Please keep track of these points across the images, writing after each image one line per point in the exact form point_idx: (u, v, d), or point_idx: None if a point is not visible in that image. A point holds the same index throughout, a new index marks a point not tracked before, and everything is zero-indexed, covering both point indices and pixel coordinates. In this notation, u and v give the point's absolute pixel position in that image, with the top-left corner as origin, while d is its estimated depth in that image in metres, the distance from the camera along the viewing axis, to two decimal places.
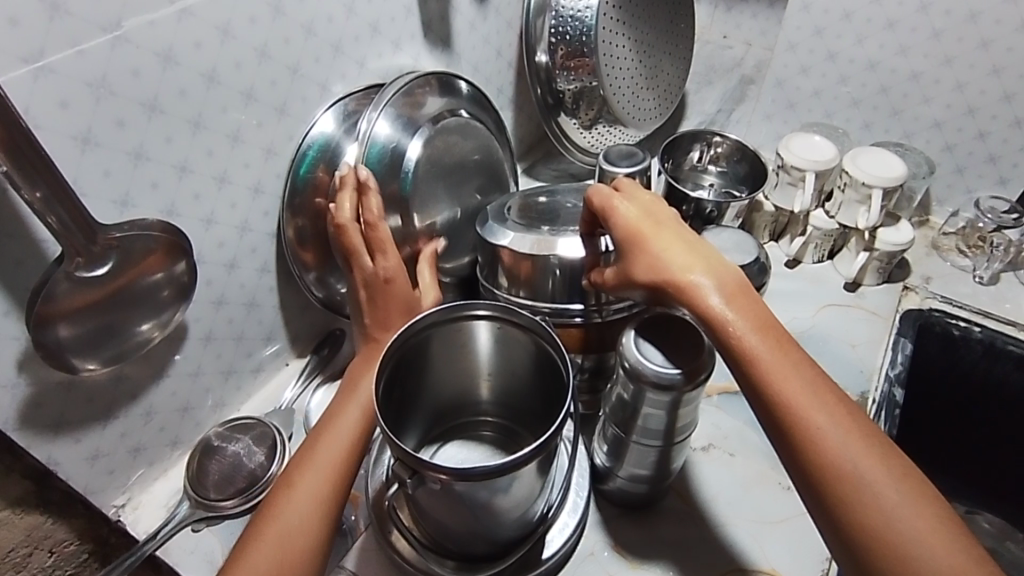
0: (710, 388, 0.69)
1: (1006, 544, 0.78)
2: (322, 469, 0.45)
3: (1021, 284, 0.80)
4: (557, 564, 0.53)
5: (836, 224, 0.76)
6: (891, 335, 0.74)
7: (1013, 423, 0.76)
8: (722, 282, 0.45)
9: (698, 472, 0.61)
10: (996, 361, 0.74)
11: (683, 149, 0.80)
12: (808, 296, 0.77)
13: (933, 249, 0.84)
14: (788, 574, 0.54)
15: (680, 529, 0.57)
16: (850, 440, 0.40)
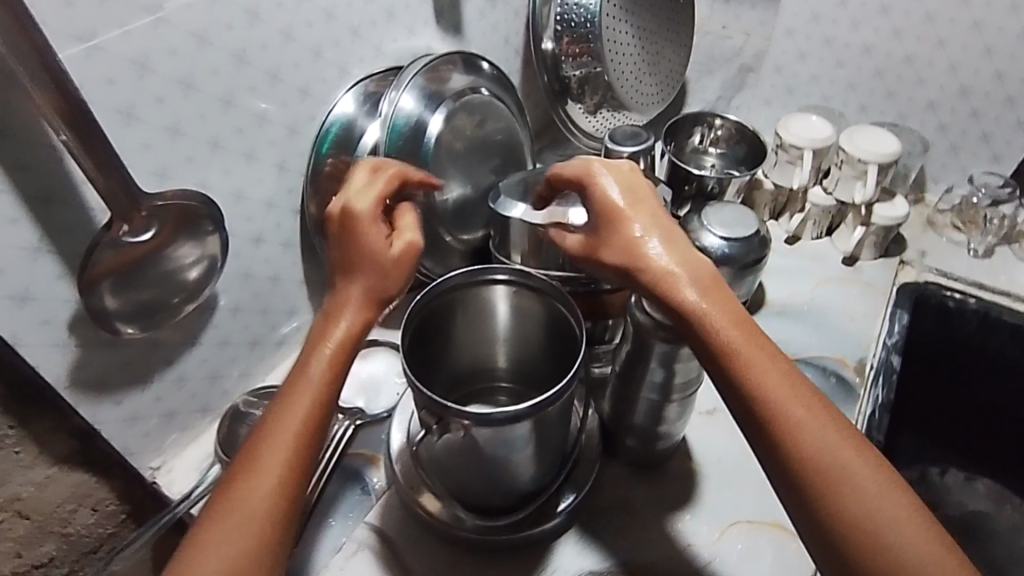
0: None
1: (1002, 508, 0.81)
2: (277, 461, 0.40)
3: (1015, 259, 0.83)
4: (573, 515, 0.56)
5: (834, 201, 0.79)
6: (888, 307, 0.77)
7: (1005, 390, 0.79)
8: (699, 273, 0.45)
9: (704, 433, 0.64)
10: (992, 331, 0.78)
11: (685, 132, 0.83)
12: (807, 271, 0.80)
13: (929, 225, 0.86)
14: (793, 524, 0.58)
15: (687, 486, 0.60)
16: (826, 435, 0.41)
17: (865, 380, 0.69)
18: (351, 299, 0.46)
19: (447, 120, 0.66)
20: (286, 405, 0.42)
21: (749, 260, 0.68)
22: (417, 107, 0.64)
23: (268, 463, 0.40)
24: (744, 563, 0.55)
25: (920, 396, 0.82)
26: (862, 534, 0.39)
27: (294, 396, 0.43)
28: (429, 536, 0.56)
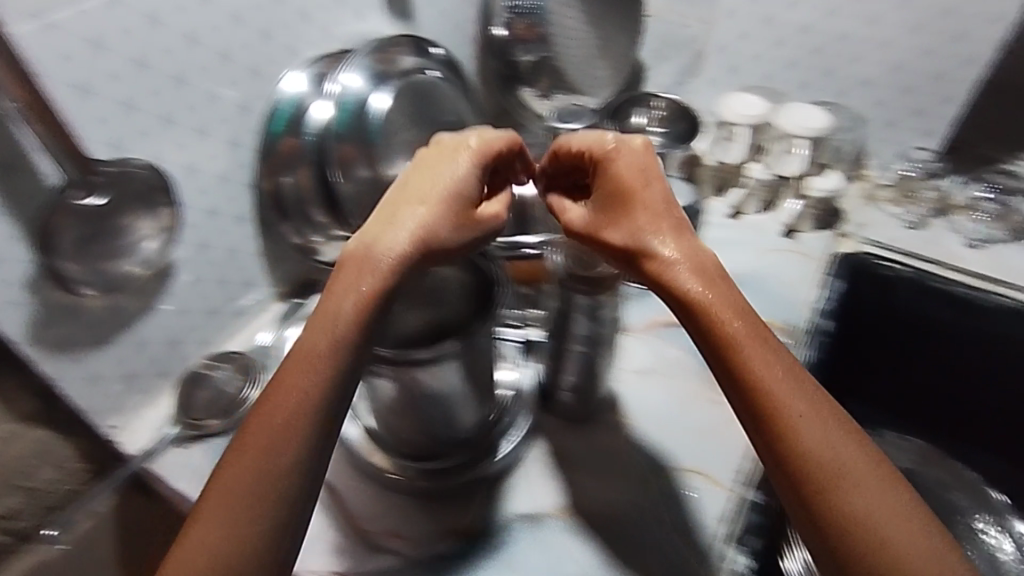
0: (654, 322, 0.76)
1: (923, 467, 0.85)
2: (293, 401, 0.41)
3: (949, 230, 0.86)
4: (510, 464, 0.61)
5: (774, 174, 0.85)
6: (822, 274, 0.81)
7: (935, 353, 0.83)
8: (699, 262, 0.45)
9: (637, 391, 0.68)
10: (928, 299, 0.82)
11: (626, 112, 0.85)
12: (749, 244, 0.84)
13: (869, 201, 0.90)
14: (714, 472, 0.62)
15: (614, 438, 0.64)
16: (831, 431, 0.40)
17: (798, 340, 0.73)
18: (404, 245, 0.45)
19: (394, 98, 0.70)
20: (306, 349, 0.42)
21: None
22: (364, 85, 0.68)
23: (270, 425, 0.40)
24: (670, 505, 0.59)
25: (858, 361, 0.86)
26: (868, 536, 0.37)
27: (302, 357, 0.42)
28: (375, 486, 0.60)
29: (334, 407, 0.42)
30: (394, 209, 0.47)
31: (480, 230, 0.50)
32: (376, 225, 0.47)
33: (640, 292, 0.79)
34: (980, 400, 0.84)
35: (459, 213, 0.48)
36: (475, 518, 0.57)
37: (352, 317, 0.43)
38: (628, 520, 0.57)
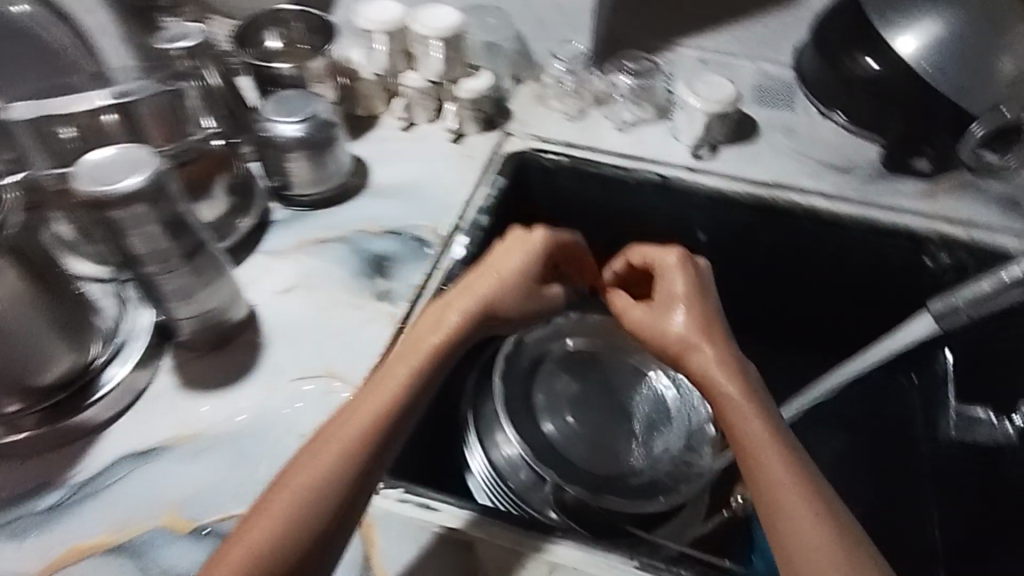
0: (306, 240, 0.79)
1: (608, 330, 0.97)
2: (343, 443, 0.51)
3: (601, 118, 0.96)
4: (116, 403, 0.64)
5: (426, 82, 0.90)
6: (487, 173, 0.89)
7: (593, 226, 0.97)
8: (719, 360, 0.59)
9: (278, 309, 0.73)
10: (580, 181, 0.92)
11: (260, 38, 0.88)
12: (417, 152, 0.90)
13: (539, 100, 0.98)
14: (339, 368, 0.68)
15: (246, 355, 0.69)
16: (803, 502, 0.49)
17: (442, 241, 0.80)
18: (473, 305, 0.62)
19: None
20: (369, 398, 0.55)
21: (319, 140, 0.78)
22: None
23: (341, 442, 0.52)
24: (288, 407, 0.65)
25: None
26: None
27: (365, 408, 0.54)
28: None
29: (363, 465, 0.51)
30: (462, 291, 0.64)
31: (536, 304, 0.66)
32: (454, 299, 0.63)
33: (294, 215, 0.82)
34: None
35: (523, 275, 0.65)
36: (74, 467, 0.61)
37: (428, 360, 0.58)
38: (258, 429, 0.63)
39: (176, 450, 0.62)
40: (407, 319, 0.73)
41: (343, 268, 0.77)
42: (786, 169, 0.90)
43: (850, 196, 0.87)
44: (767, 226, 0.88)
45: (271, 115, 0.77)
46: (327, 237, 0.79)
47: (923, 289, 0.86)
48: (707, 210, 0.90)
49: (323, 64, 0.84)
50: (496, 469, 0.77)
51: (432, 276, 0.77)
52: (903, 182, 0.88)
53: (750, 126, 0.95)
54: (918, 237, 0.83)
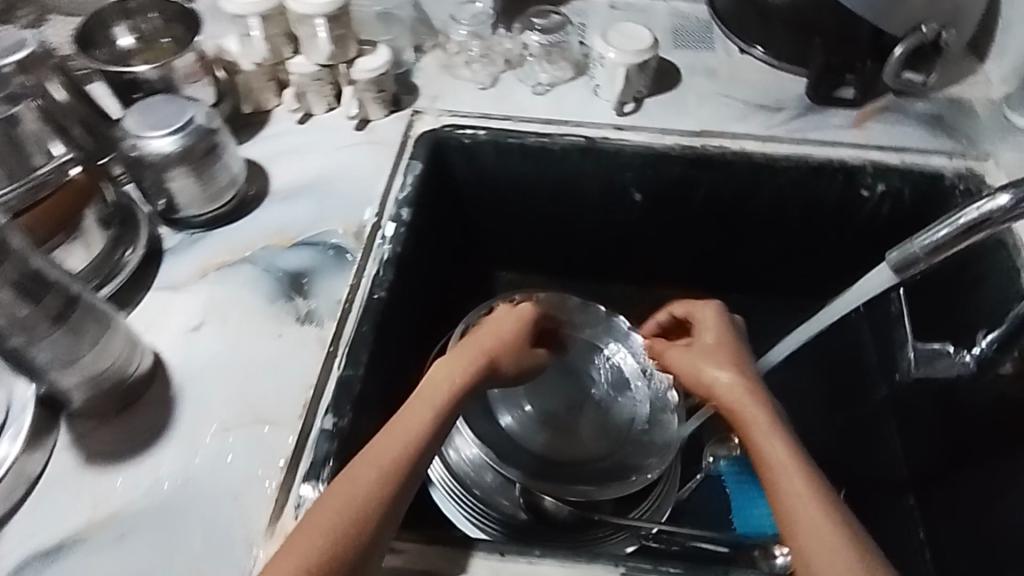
0: (207, 265, 0.70)
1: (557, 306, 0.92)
2: (384, 461, 0.55)
3: (516, 82, 0.89)
4: (8, 496, 0.55)
5: (314, 65, 0.79)
6: (404, 160, 0.80)
7: (527, 203, 0.90)
8: (740, 386, 0.63)
9: (187, 352, 0.64)
10: (506, 155, 0.85)
11: (112, 35, 0.77)
12: (319, 145, 0.81)
13: (445, 68, 0.90)
14: (270, 412, 0.60)
15: (159, 414, 0.60)
16: (821, 514, 0.52)
17: (364, 245, 0.72)
18: (482, 355, 0.65)
19: None
20: (405, 419, 0.58)
21: (201, 152, 0.68)
22: None
23: (381, 465, 0.54)
24: (217, 469, 0.57)
25: (468, 226, 0.92)
26: None
27: (400, 430, 0.57)
28: None
29: (404, 483, 0.54)
30: (469, 345, 0.66)
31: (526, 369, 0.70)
32: (470, 348, 0.66)
33: (188, 239, 0.72)
34: (572, 233, 0.94)
35: (521, 332, 0.70)
36: None
37: (450, 390, 0.61)
38: (185, 496, 0.56)
39: (90, 540, 0.54)
40: (337, 340, 0.65)
41: (256, 293, 0.68)
42: (714, 114, 0.86)
43: (781, 136, 0.84)
44: (703, 179, 0.84)
45: (137, 129, 0.66)
46: (232, 259, 0.70)
47: (860, 220, 0.85)
48: (640, 170, 0.85)
49: (188, 61, 0.72)
50: (458, 478, 0.74)
51: (358, 286, 0.69)
52: (832, 114, 0.86)
53: (672, 72, 0.90)
54: (853, 169, 0.81)
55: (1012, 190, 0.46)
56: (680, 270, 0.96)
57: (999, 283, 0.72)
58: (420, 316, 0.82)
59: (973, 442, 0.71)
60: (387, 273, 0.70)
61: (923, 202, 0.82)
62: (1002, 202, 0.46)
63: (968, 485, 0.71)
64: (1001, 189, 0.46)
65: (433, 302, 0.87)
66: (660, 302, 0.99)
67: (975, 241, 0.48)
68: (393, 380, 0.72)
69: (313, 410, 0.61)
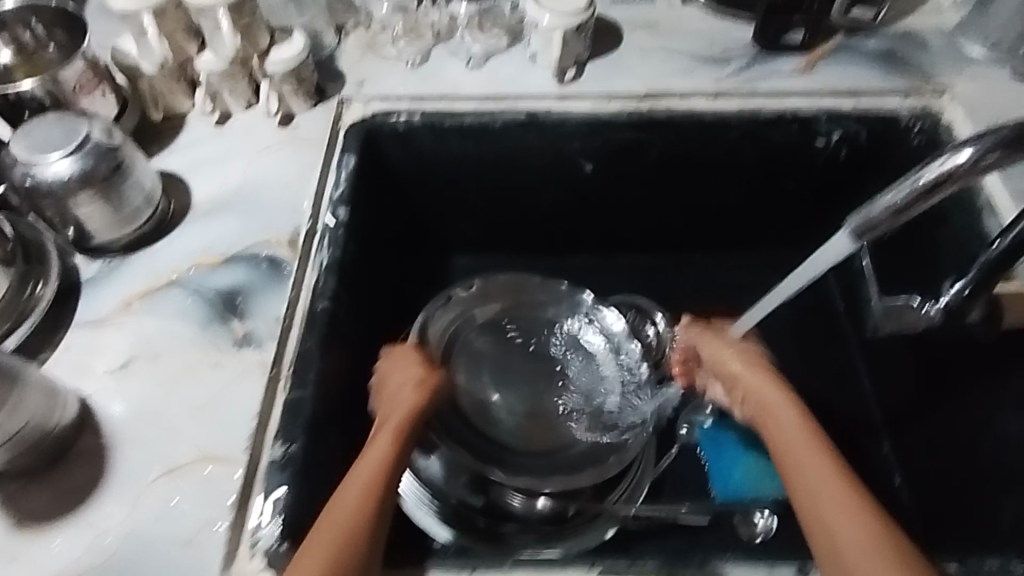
0: (130, 295, 0.65)
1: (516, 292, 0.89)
2: (362, 475, 0.54)
3: (447, 56, 0.83)
4: None
5: (224, 61, 0.72)
6: (335, 155, 0.75)
7: (474, 186, 0.85)
8: (762, 379, 0.64)
9: (118, 393, 0.59)
10: (443, 138, 0.80)
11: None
12: (240, 149, 0.75)
13: (369, 48, 0.83)
14: (213, 450, 0.56)
15: (93, 467, 0.56)
16: (837, 489, 0.52)
17: (300, 254, 0.67)
18: (410, 387, 0.65)
19: None
20: (371, 440, 0.58)
21: (104, 173, 0.62)
22: None
23: (361, 479, 0.54)
24: (163, 519, 0.53)
25: (413, 214, 0.87)
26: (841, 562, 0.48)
27: (370, 447, 0.57)
28: None
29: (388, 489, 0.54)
30: (410, 358, 0.68)
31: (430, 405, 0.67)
32: (394, 379, 0.66)
33: (106, 268, 0.67)
34: (525, 210, 0.89)
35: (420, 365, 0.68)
36: None
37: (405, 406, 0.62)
38: (129, 552, 0.52)
39: None
40: (279, 363, 0.61)
41: (186, 321, 0.63)
42: (658, 72, 0.81)
43: (731, 89, 0.79)
44: (655, 141, 0.80)
45: (35, 161, 0.61)
46: (157, 285, 0.65)
47: (816, 170, 0.82)
48: (588, 138, 0.80)
49: (75, 71, 0.66)
50: (425, 482, 0.70)
51: (298, 300, 0.65)
52: (782, 61, 0.81)
53: (612, 31, 0.85)
54: (806, 118, 0.78)
55: (973, 144, 0.42)
56: (642, 234, 0.91)
57: (964, 224, 0.68)
58: (371, 319, 0.77)
59: (946, 374, 0.68)
60: (329, 282, 0.66)
61: (882, 144, 0.79)
62: (964, 157, 0.42)
63: (945, 421, 0.68)
64: (961, 142, 0.43)
65: (383, 300, 0.82)
66: (624, 271, 0.94)
67: (936, 200, 0.45)
68: (349, 391, 0.69)
69: (261, 442, 0.57)
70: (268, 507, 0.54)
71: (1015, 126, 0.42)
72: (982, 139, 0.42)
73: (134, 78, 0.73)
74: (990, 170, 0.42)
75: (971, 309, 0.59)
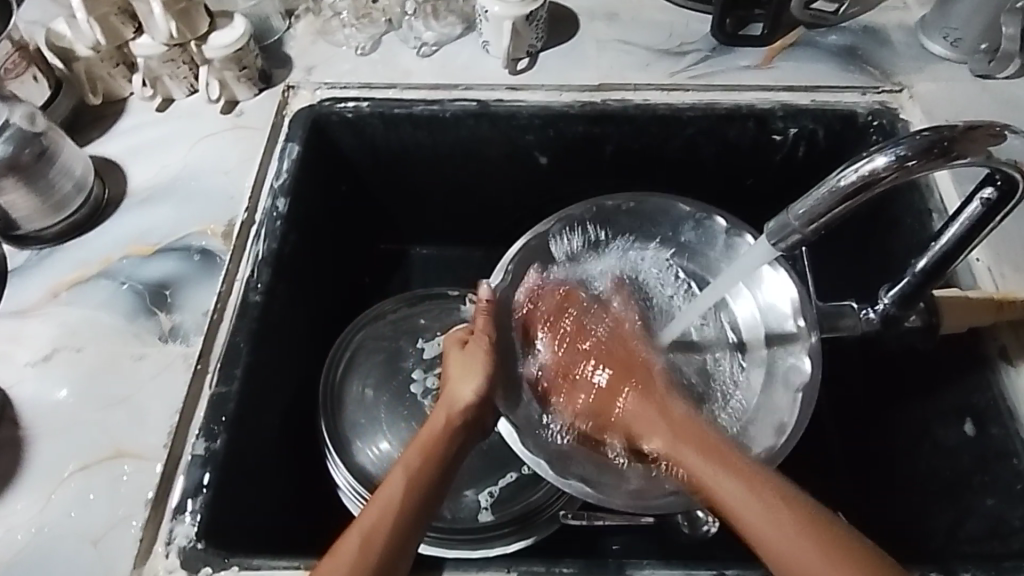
0: (57, 285, 0.64)
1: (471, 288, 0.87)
2: (384, 489, 0.51)
3: (399, 44, 0.81)
4: None
5: (160, 45, 0.70)
6: (280, 143, 0.72)
7: (429, 179, 0.82)
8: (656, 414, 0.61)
9: (39, 386, 0.59)
10: (396, 127, 0.77)
11: None
12: (180, 137, 0.73)
13: (320, 35, 0.82)
14: (130, 444, 0.56)
15: (8, 460, 0.55)
16: (754, 503, 0.48)
17: (234, 245, 0.66)
18: (464, 395, 0.60)
19: None
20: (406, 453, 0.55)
21: (28, 159, 0.61)
22: None
23: (382, 499, 0.50)
24: (73, 515, 0.53)
25: (366, 202, 0.84)
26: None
27: (404, 461, 0.54)
28: None
29: (413, 504, 0.51)
30: (470, 358, 0.63)
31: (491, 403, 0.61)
32: (456, 374, 0.62)
33: (34, 257, 0.66)
34: (480, 203, 0.85)
35: (479, 364, 0.63)
36: None
37: (460, 415, 0.59)
38: (36, 547, 0.52)
39: None
40: (205, 357, 0.60)
41: (112, 312, 0.62)
42: (614, 64, 0.80)
43: (686, 83, 0.78)
44: (609, 135, 0.77)
45: None
46: (85, 275, 0.65)
47: (776, 169, 0.80)
48: (541, 130, 0.77)
49: (0, 52, 0.65)
50: (362, 477, 0.67)
51: (229, 293, 0.63)
52: (740, 55, 0.80)
53: (569, 20, 0.83)
54: (762, 114, 0.75)
55: (890, 149, 0.41)
56: None
57: (914, 227, 0.66)
58: (309, 315, 0.74)
59: (898, 383, 0.65)
60: (266, 274, 0.64)
61: (839, 143, 0.76)
62: (881, 163, 0.41)
63: (891, 431, 0.66)
64: (878, 148, 0.41)
65: (328, 291, 0.79)
66: None
67: (855, 207, 0.43)
68: (285, 386, 0.67)
69: (181, 437, 0.56)
70: (184, 501, 0.53)
71: (928, 133, 0.41)
72: (897, 145, 0.41)
73: (69, 62, 0.71)
74: (904, 178, 0.41)
75: (909, 316, 0.58)
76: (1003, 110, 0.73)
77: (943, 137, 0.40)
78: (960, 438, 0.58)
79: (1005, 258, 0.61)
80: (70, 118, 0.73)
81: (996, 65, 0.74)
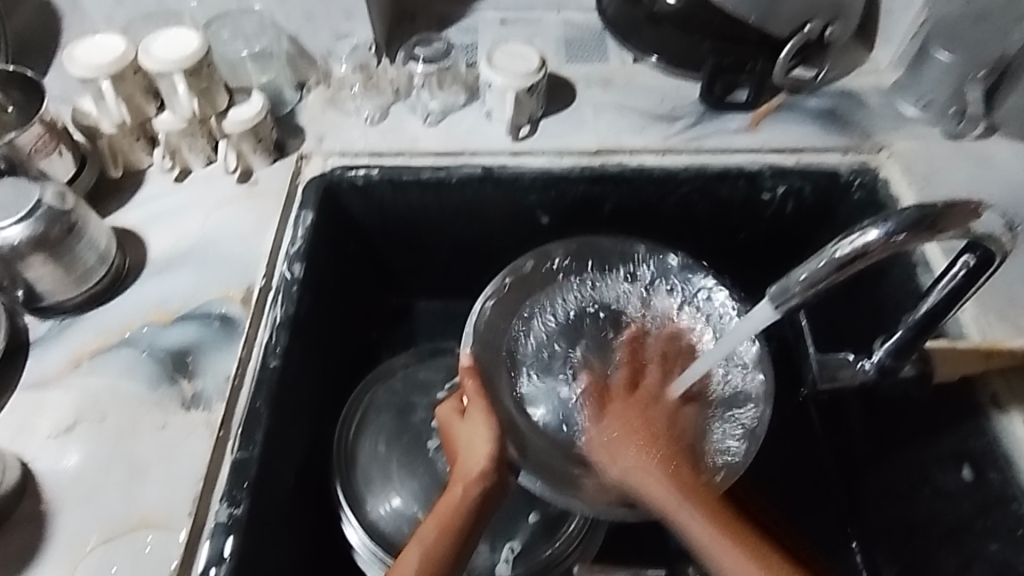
0: (80, 353, 0.66)
1: None
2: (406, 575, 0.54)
3: (406, 112, 0.85)
4: None
5: (181, 120, 0.74)
6: (294, 211, 0.75)
7: (435, 238, 0.86)
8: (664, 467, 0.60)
9: (62, 454, 0.60)
10: (405, 191, 0.80)
11: None
12: (198, 204, 0.76)
13: (330, 103, 0.85)
14: (153, 513, 0.57)
15: (31, 531, 0.56)
16: None
17: (252, 310, 0.68)
18: (480, 461, 0.61)
19: None
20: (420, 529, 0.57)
21: (56, 236, 0.63)
22: None
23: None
24: None
25: (375, 260, 0.87)
26: None
27: (419, 536, 0.57)
28: None
29: None
30: (470, 424, 0.64)
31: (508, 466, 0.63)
32: (470, 432, 0.64)
33: (56, 327, 0.68)
34: (485, 259, 0.88)
35: (484, 423, 0.63)
36: None
37: (478, 483, 0.60)
38: None
39: None
40: (226, 423, 0.61)
41: (134, 379, 0.64)
42: (610, 128, 0.84)
43: (681, 146, 0.82)
44: (608, 196, 0.81)
45: None
46: (107, 343, 0.66)
47: (766, 223, 0.84)
48: (544, 191, 0.81)
49: (30, 134, 0.68)
50: (375, 535, 0.68)
51: (249, 358, 0.65)
52: (728, 118, 0.84)
53: (566, 87, 0.88)
54: (752, 174, 0.80)
55: (882, 224, 0.44)
56: None
57: (902, 280, 0.69)
58: (323, 373, 0.75)
59: (896, 427, 0.68)
60: (285, 338, 0.66)
61: (824, 199, 0.81)
62: (873, 237, 0.44)
63: (891, 477, 0.69)
64: (869, 222, 0.45)
65: (338, 350, 0.81)
66: None
67: (848, 274, 0.47)
68: (301, 445, 0.69)
69: (205, 504, 0.57)
70: (210, 567, 0.54)
71: (917, 209, 0.45)
72: (887, 221, 0.44)
73: (93, 137, 0.75)
74: (896, 250, 0.45)
75: (902, 367, 0.61)
76: (976, 168, 0.77)
77: (928, 214, 0.44)
78: (960, 483, 0.61)
79: (987, 309, 0.64)
80: (89, 189, 0.76)
81: (965, 127, 0.79)
